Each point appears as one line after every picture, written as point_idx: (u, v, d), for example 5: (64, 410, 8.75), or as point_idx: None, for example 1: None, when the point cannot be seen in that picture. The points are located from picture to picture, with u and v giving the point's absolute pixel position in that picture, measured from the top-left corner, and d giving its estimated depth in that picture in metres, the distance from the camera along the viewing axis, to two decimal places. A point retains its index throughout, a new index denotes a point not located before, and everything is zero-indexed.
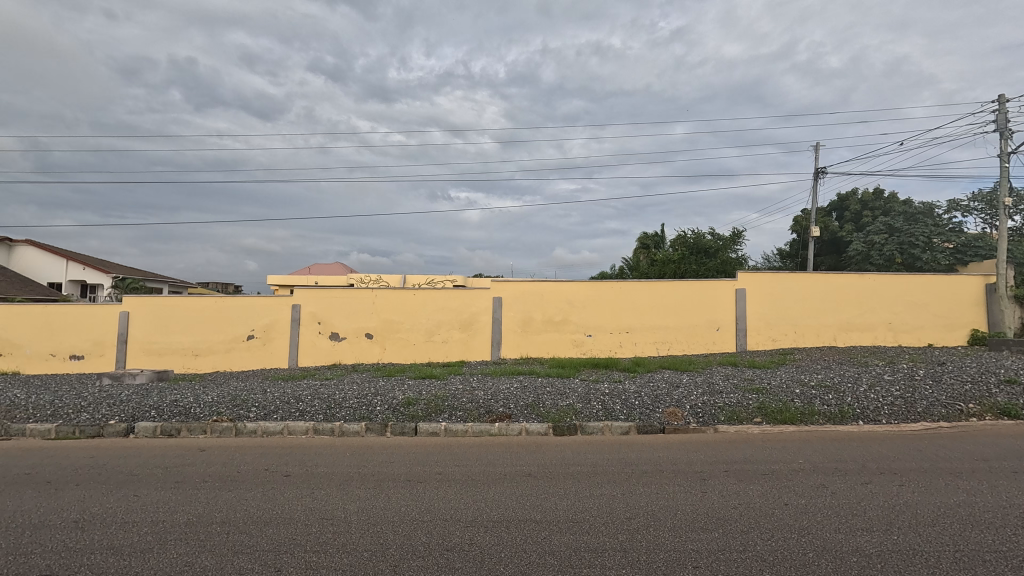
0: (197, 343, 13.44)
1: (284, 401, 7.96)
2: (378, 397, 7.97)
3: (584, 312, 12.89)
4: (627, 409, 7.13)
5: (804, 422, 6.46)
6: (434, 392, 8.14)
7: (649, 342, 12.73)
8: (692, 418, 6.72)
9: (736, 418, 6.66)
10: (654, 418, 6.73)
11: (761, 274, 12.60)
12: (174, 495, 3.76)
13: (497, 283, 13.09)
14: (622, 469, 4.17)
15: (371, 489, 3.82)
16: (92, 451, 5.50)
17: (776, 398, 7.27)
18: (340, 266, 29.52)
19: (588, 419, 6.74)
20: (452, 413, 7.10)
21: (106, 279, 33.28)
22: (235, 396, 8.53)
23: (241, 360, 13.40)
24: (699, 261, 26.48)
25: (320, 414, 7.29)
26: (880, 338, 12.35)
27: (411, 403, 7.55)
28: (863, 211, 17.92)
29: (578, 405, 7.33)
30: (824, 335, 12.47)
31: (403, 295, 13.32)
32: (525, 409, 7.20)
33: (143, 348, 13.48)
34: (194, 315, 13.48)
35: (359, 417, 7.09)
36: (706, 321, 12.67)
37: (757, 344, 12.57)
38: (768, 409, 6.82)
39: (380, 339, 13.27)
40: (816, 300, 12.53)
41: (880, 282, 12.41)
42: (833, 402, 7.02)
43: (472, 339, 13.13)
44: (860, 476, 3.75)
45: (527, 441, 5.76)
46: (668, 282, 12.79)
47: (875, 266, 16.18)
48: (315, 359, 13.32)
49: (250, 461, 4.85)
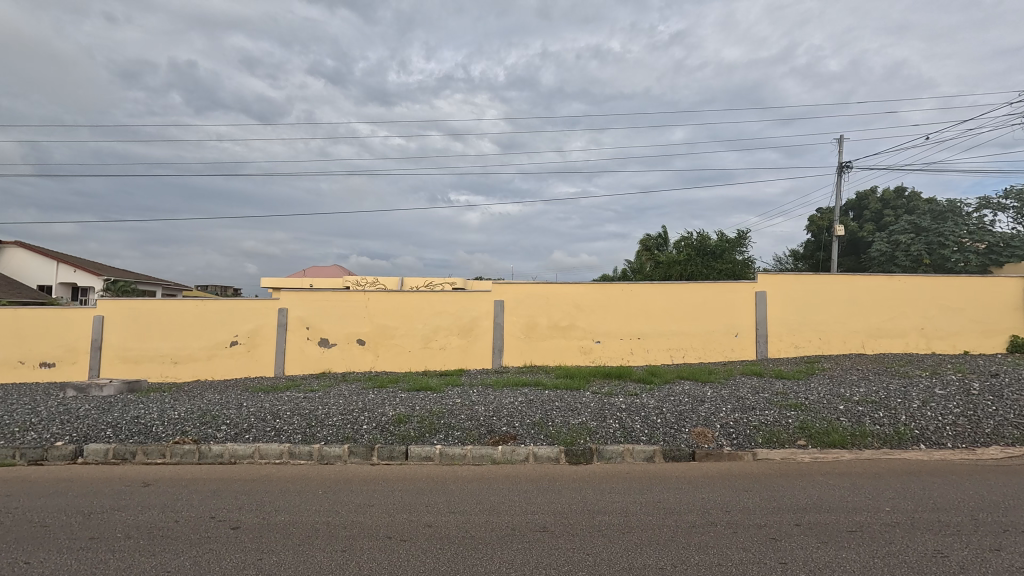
0: (176, 350, 12.52)
1: (259, 417, 7.07)
2: (365, 414, 7.06)
3: (591, 317, 12.00)
4: (648, 429, 6.23)
5: (856, 447, 5.57)
6: (429, 408, 7.23)
7: (661, 349, 11.84)
8: (724, 441, 5.87)
9: (775, 442, 5.80)
10: (680, 441, 5.89)
11: (781, 276, 11.73)
12: (75, 561, 2.85)
13: (499, 285, 12.19)
14: (662, 522, 3.26)
15: (337, 554, 2.90)
16: (10, 485, 4.58)
17: (819, 416, 6.35)
18: (336, 268, 28.67)
19: (605, 443, 5.87)
20: (448, 434, 6.23)
21: (97, 282, 32.48)
22: (205, 411, 7.62)
23: (224, 368, 12.49)
24: (705, 261, 25.50)
25: (298, 434, 6.39)
26: (911, 345, 11.46)
27: (402, 421, 6.65)
28: (885, 210, 17.09)
29: (592, 423, 6.45)
30: (851, 342, 11.58)
31: (398, 298, 12.42)
32: (531, 427, 6.33)
33: (118, 355, 12.57)
34: (174, 319, 12.57)
35: (342, 439, 6.21)
36: (723, 326, 11.78)
37: (778, 352, 11.67)
38: (812, 431, 5.94)
39: (373, 345, 12.37)
40: (842, 304, 11.63)
41: (912, 284, 11.52)
42: (886, 422, 6.11)
43: (471, 345, 12.22)
44: (981, 539, 2.87)
45: (535, 471, 4.93)
46: (683, 285, 11.90)
47: (901, 267, 15.28)
48: (303, 367, 12.41)
49: (197, 502, 3.95)
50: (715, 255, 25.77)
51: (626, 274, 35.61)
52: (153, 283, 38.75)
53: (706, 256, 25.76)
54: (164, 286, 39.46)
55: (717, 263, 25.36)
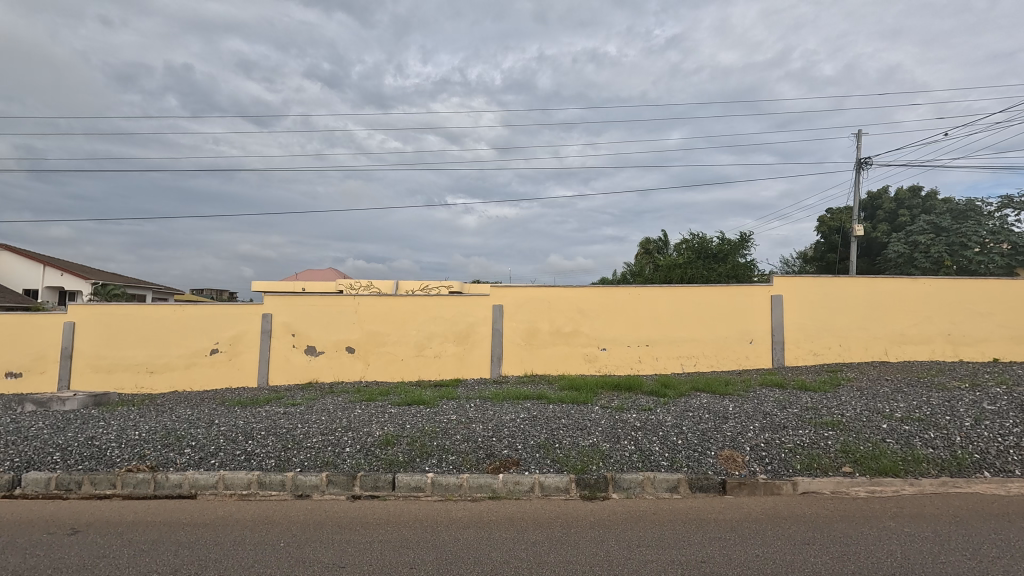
0: (153, 359, 11.71)
1: (228, 438, 6.28)
2: (348, 434, 6.28)
3: (596, 323, 11.25)
4: (668, 453, 5.50)
5: (911, 475, 4.86)
6: (421, 427, 6.46)
7: (672, 356, 11.09)
8: (756, 468, 5.15)
9: (816, 468, 5.08)
10: (706, 467, 5.19)
11: (798, 278, 11.03)
12: None
13: (498, 289, 11.47)
14: None
15: None
16: None
17: (861, 437, 5.60)
18: (332, 271, 27.97)
19: (622, 471, 5.16)
20: (442, 459, 5.49)
21: (85, 287, 31.52)
22: (169, 430, 6.82)
23: (203, 378, 11.68)
24: (707, 264, 24.83)
25: (270, 459, 5.62)
26: (937, 352, 10.76)
27: (390, 443, 5.89)
28: (899, 210, 16.46)
29: (605, 445, 5.71)
30: (873, 349, 10.87)
31: (390, 302, 11.64)
32: (536, 451, 5.60)
33: (90, 364, 11.76)
34: (151, 326, 11.76)
35: (321, 465, 5.45)
36: (738, 333, 11.06)
37: (795, 359, 10.94)
38: (857, 455, 5.22)
39: (363, 354, 11.59)
40: (863, 308, 10.92)
41: (937, 288, 10.83)
42: (940, 444, 5.37)
43: (468, 353, 11.46)
44: None
45: (544, 509, 4.18)
46: (693, 288, 11.18)
47: (920, 269, 14.68)
48: (289, 377, 11.62)
49: (125, 563, 3.16)
50: (717, 257, 25.11)
51: (624, 277, 34.96)
52: (142, 287, 37.82)
53: (708, 258, 25.08)
54: (153, 291, 38.53)
55: (719, 266, 24.72)
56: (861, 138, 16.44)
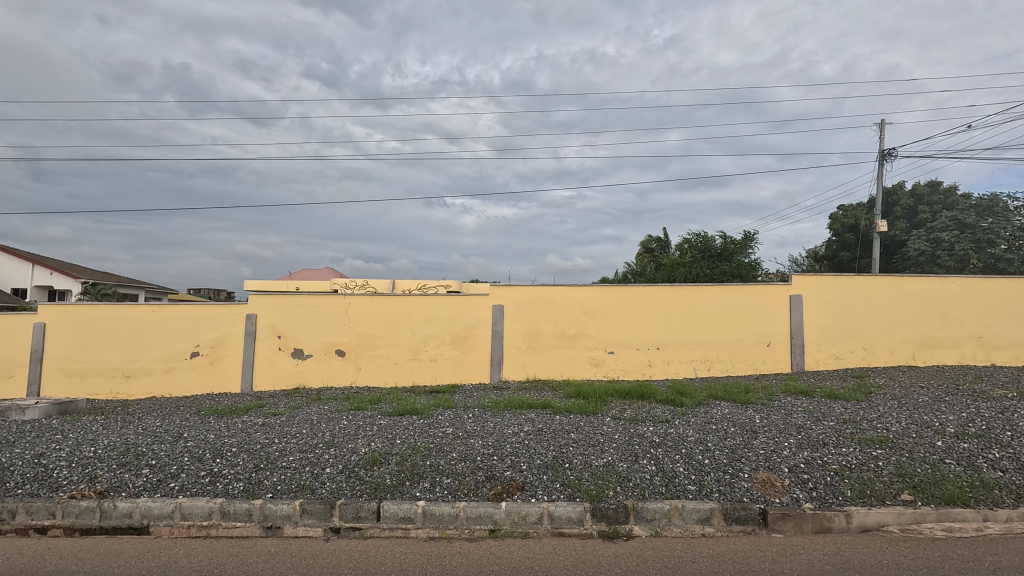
0: (129, 363, 10.96)
1: (194, 456, 5.53)
2: (330, 451, 5.54)
3: (603, 324, 10.54)
4: (695, 475, 4.79)
5: (984, 506, 4.15)
6: (413, 442, 5.73)
7: (684, 360, 10.38)
8: (799, 494, 4.44)
9: (870, 496, 4.37)
10: (740, 494, 4.48)
11: (819, 277, 10.35)
12: None
13: (499, 288, 10.75)
14: None
15: None
16: None
17: (916, 458, 4.89)
18: (328, 271, 27.25)
19: (644, 499, 4.45)
20: (435, 483, 4.77)
21: (75, 285, 30.70)
22: (130, 445, 6.07)
23: (182, 383, 10.93)
24: (711, 263, 24.08)
25: (237, 482, 4.88)
26: (968, 356, 10.07)
27: (377, 463, 5.15)
28: (918, 206, 15.90)
29: (621, 466, 4.99)
30: (900, 352, 10.17)
31: (383, 303, 10.92)
32: (543, 472, 4.88)
33: (62, 368, 11.00)
34: (128, 328, 11.02)
35: (296, 490, 4.72)
36: (754, 336, 10.36)
37: (816, 363, 10.24)
38: (916, 480, 4.50)
39: (354, 357, 10.86)
40: (889, 309, 10.23)
41: (969, 287, 10.15)
42: (1009, 466, 4.66)
43: (466, 357, 10.74)
44: None
45: (557, 555, 3.47)
46: (706, 288, 10.49)
47: (943, 267, 14.25)
48: (274, 382, 10.87)
49: None
50: (722, 257, 24.38)
51: (625, 277, 34.20)
52: (135, 287, 36.99)
53: (713, 258, 24.31)
54: (146, 290, 37.68)
55: (723, 265, 24.03)
56: (884, 129, 15.72)
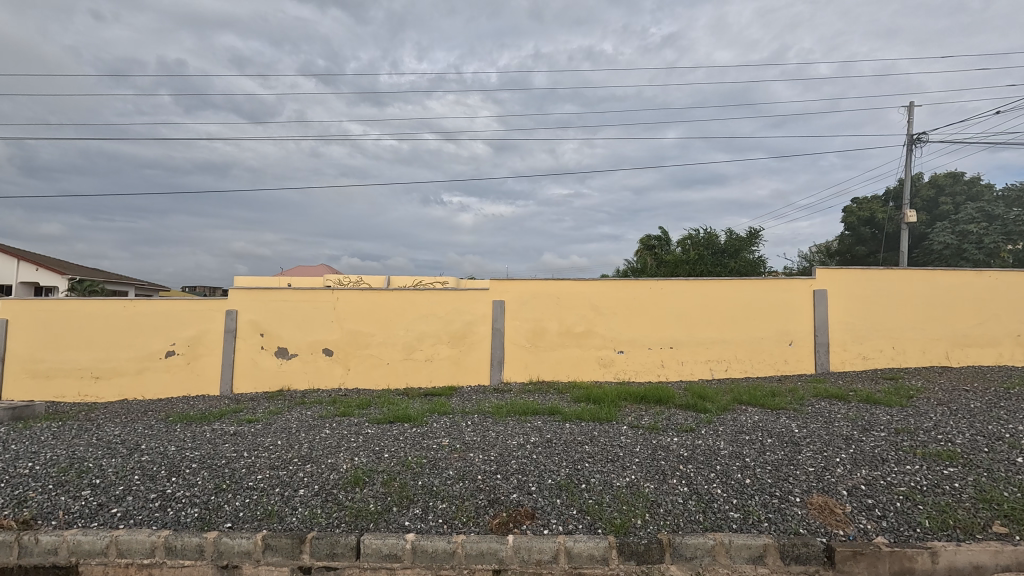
0: (99, 363, 10.14)
1: (146, 474, 4.72)
2: (304, 468, 4.74)
3: (612, 322, 9.76)
4: (737, 499, 4.01)
5: None
6: (402, 457, 4.92)
7: (699, 360, 9.63)
8: (867, 525, 3.67)
9: (954, 527, 3.61)
10: (796, 523, 3.71)
11: (845, 271, 9.60)
12: None
13: (499, 283, 9.95)
14: None
15: None
16: None
17: (997, 478, 4.13)
18: (321, 269, 26.36)
19: (679, 531, 3.68)
20: (429, 508, 3.98)
21: (62, 284, 29.76)
22: (75, 459, 5.25)
23: (157, 384, 10.10)
24: (717, 259, 23.37)
25: (191, 508, 4.08)
26: (1005, 356, 9.35)
27: (359, 483, 4.35)
28: (940, 197, 15.28)
29: (649, 487, 4.20)
30: (933, 352, 9.44)
31: (374, 298, 10.12)
32: (556, 495, 4.11)
33: (25, 369, 10.16)
34: (98, 325, 10.17)
35: (259, 519, 3.92)
36: (775, 334, 9.61)
37: (842, 364, 9.50)
38: (1005, 507, 3.75)
39: (343, 356, 10.06)
40: (921, 306, 9.49)
41: (1006, 282, 9.41)
42: None
43: (465, 356, 9.95)
44: None
45: None
46: (723, 282, 9.75)
47: (970, 261, 13.68)
48: (256, 383, 10.06)
49: None
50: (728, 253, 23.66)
51: (625, 275, 33.43)
52: (124, 284, 36.00)
53: (718, 254, 23.55)
54: (136, 287, 36.68)
55: (728, 262, 23.32)
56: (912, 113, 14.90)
